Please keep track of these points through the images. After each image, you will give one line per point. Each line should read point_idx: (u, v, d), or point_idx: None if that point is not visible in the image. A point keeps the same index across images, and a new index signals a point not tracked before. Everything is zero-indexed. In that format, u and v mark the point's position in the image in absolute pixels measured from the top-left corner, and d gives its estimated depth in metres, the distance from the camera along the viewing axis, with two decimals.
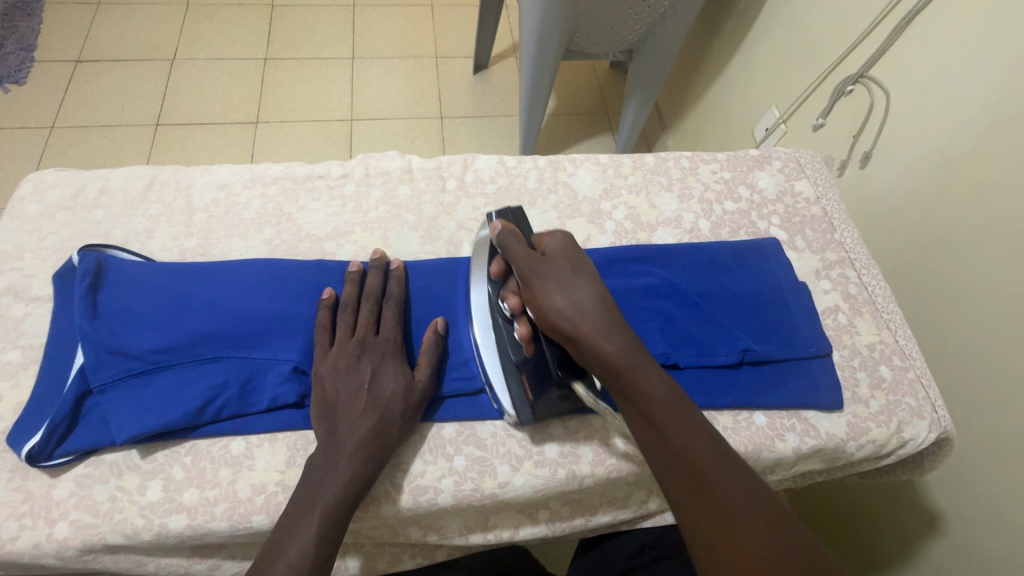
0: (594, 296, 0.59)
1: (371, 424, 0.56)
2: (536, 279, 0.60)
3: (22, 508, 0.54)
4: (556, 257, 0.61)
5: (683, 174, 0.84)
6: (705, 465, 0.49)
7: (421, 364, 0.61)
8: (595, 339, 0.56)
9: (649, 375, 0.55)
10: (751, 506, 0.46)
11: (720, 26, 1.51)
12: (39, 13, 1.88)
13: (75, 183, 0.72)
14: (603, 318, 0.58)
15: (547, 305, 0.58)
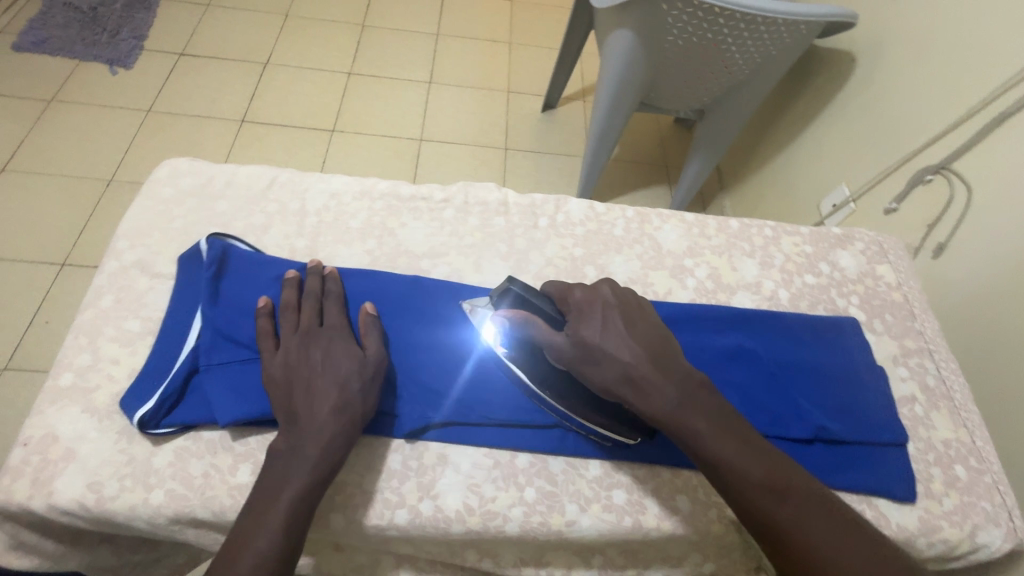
0: (640, 351, 0.57)
1: (333, 402, 0.58)
2: (579, 355, 0.57)
3: (124, 469, 0.57)
4: (585, 317, 0.59)
5: (765, 243, 0.86)
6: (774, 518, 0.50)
7: (370, 343, 0.63)
8: (675, 413, 0.54)
9: (743, 456, 0.52)
10: (831, 560, 0.48)
11: (795, 98, 1.55)
12: (155, 8, 2.04)
13: (206, 174, 0.78)
14: (664, 375, 0.55)
15: (606, 384, 0.56)
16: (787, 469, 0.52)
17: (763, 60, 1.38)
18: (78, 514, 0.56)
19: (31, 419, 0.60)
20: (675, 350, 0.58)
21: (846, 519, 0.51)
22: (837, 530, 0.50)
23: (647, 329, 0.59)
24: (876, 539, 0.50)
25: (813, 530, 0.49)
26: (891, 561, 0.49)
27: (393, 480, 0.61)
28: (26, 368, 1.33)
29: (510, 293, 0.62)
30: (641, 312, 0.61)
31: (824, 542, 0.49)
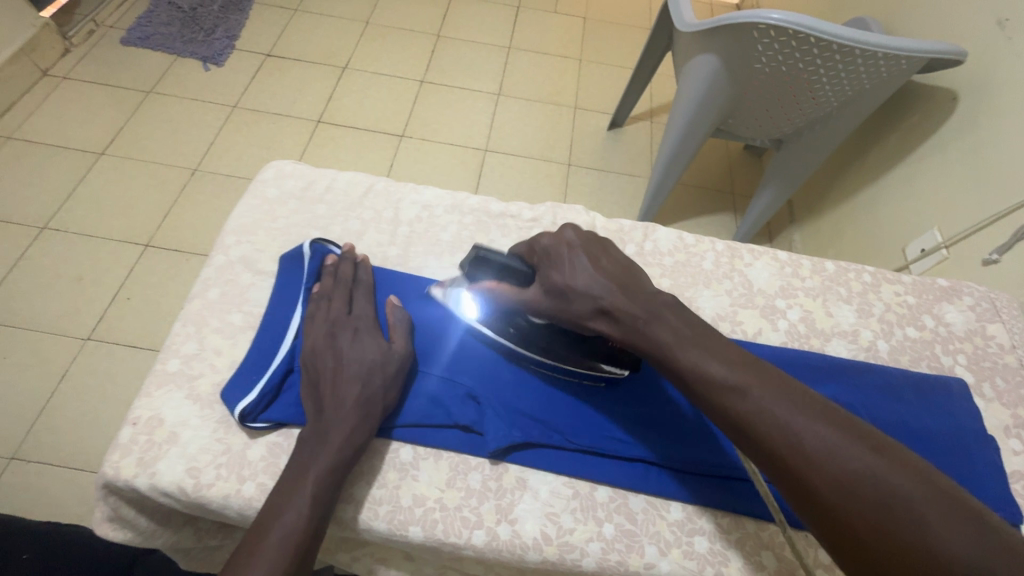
0: (606, 282, 0.57)
1: (358, 392, 0.59)
2: (552, 300, 0.59)
3: (221, 458, 0.60)
4: (550, 261, 0.60)
5: (863, 289, 0.81)
6: (761, 429, 0.47)
7: (397, 336, 0.64)
8: (652, 335, 0.54)
9: (714, 365, 0.51)
10: (821, 462, 0.44)
11: (883, 134, 1.45)
12: (248, 10, 2.11)
13: (308, 178, 0.81)
14: (635, 300, 0.56)
15: (581, 318, 0.58)
16: (783, 381, 0.49)
17: (853, 94, 1.26)
18: (176, 497, 0.58)
19: (139, 400, 0.63)
20: (642, 278, 0.59)
21: (856, 428, 0.46)
22: (845, 440, 0.45)
23: (611, 264, 0.59)
24: (895, 449, 0.45)
25: (797, 435, 0.46)
26: (914, 471, 0.43)
27: (471, 499, 0.60)
28: (107, 342, 1.35)
29: (473, 261, 0.64)
30: (604, 248, 0.61)
31: (827, 457, 0.44)
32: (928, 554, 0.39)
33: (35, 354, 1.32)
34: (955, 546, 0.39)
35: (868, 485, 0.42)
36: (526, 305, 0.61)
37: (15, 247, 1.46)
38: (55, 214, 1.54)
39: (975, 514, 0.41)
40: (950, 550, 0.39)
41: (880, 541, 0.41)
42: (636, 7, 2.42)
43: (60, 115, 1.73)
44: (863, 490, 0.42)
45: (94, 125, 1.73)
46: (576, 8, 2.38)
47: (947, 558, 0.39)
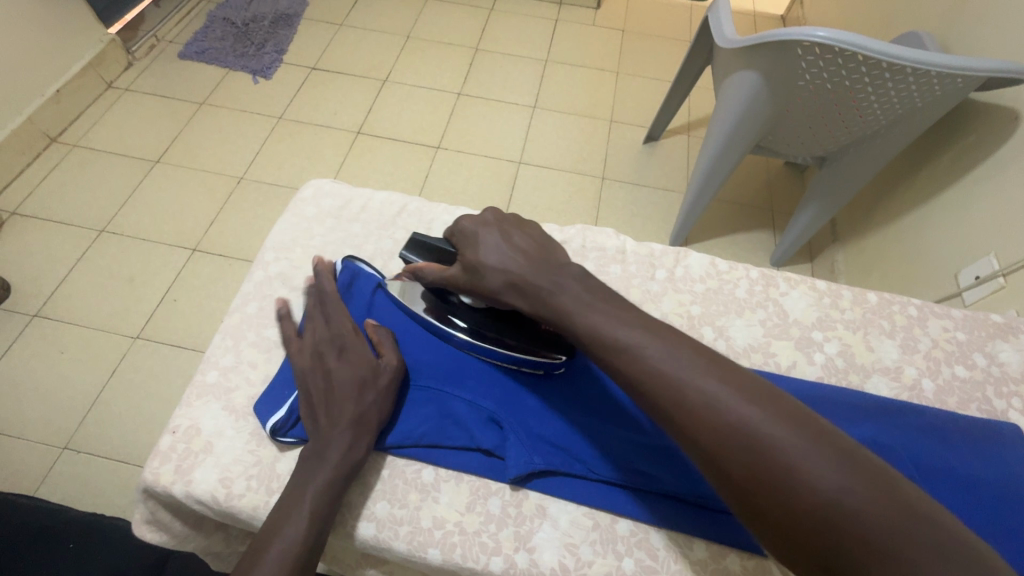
0: (514, 254, 0.59)
1: (353, 410, 0.60)
2: (468, 277, 0.61)
3: (252, 470, 0.62)
4: (464, 239, 0.63)
5: (908, 323, 0.77)
6: (650, 385, 0.47)
7: (386, 350, 0.65)
8: (555, 304, 0.55)
9: (610, 322, 0.52)
10: (712, 420, 0.44)
11: (935, 153, 1.37)
12: (296, 26, 2.20)
13: (344, 197, 0.84)
14: (542, 270, 0.58)
15: (493, 293, 0.60)
16: (678, 339, 0.49)
17: (904, 112, 1.20)
18: (209, 505, 0.61)
19: (179, 409, 0.66)
20: (556, 251, 0.61)
21: (746, 379, 0.46)
22: (733, 395, 0.44)
23: (524, 241, 0.61)
24: (784, 398, 0.45)
25: (686, 394, 0.45)
26: (798, 417, 0.43)
27: (490, 524, 0.61)
28: (154, 341, 1.43)
29: (410, 247, 0.67)
30: (521, 228, 0.63)
31: (713, 411, 0.44)
32: (802, 499, 0.40)
33: (88, 351, 1.40)
34: (828, 488, 0.39)
35: (751, 437, 0.42)
36: (451, 284, 0.63)
37: (75, 249, 1.56)
38: (112, 218, 1.63)
39: (855, 455, 0.41)
40: (823, 493, 0.39)
41: (759, 490, 0.41)
42: (675, 19, 2.39)
43: (120, 125, 1.84)
44: (747, 440, 0.42)
45: (151, 135, 1.84)
46: (614, 21, 2.37)
47: (818, 500, 0.39)
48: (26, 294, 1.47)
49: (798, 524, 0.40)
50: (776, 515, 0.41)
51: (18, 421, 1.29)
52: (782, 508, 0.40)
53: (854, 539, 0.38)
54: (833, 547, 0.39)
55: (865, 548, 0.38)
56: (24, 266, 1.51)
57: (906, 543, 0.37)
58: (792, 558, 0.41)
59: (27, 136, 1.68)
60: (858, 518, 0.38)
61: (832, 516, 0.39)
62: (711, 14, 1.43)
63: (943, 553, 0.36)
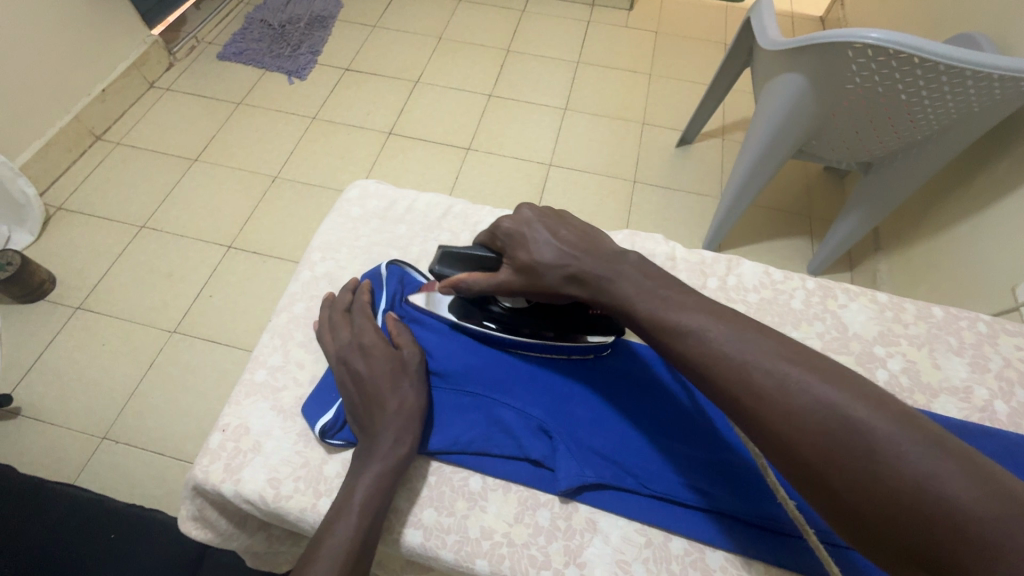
0: (566, 248, 0.58)
1: (391, 403, 0.59)
2: (525, 278, 0.59)
3: (300, 471, 0.62)
4: (511, 239, 0.60)
5: (978, 340, 0.73)
6: (716, 368, 0.45)
7: (404, 339, 0.65)
8: (618, 292, 0.54)
9: (668, 307, 0.50)
10: (784, 403, 0.42)
11: (991, 158, 1.30)
12: (331, 27, 2.23)
13: (390, 198, 0.84)
14: (598, 260, 0.56)
15: (553, 289, 0.58)
16: (740, 322, 0.47)
17: (959, 117, 1.13)
18: (257, 505, 0.60)
19: (228, 407, 0.67)
20: (603, 240, 0.59)
21: (816, 360, 0.44)
22: (807, 376, 0.42)
23: (570, 232, 0.60)
24: (860, 380, 0.42)
25: (753, 378, 0.43)
26: (878, 399, 0.40)
27: (539, 537, 0.59)
28: (190, 335, 1.45)
29: (441, 260, 0.65)
30: (562, 218, 0.62)
31: (783, 392, 0.42)
32: (886, 483, 0.38)
33: (127, 343, 1.43)
34: (916, 471, 0.37)
35: (825, 420, 0.40)
36: (503, 290, 0.61)
37: (117, 244, 1.60)
38: (152, 214, 1.67)
39: (943, 438, 0.38)
40: (911, 478, 0.37)
41: (837, 474, 0.39)
42: (712, 21, 2.35)
43: (162, 124, 1.89)
44: (823, 422, 0.40)
45: (190, 133, 1.88)
46: (648, 22, 2.34)
47: (904, 485, 0.37)
48: (70, 287, 1.51)
49: (882, 510, 0.38)
50: (855, 499, 0.39)
51: (61, 410, 1.33)
52: (863, 493, 0.38)
53: (948, 526, 0.35)
54: (923, 535, 0.36)
55: (963, 536, 0.35)
56: (68, 259, 1.56)
57: (1008, 531, 0.34)
58: (874, 547, 0.39)
59: (74, 134, 1.74)
60: (954, 504, 0.35)
61: (924, 502, 0.36)
62: (755, 16, 1.38)
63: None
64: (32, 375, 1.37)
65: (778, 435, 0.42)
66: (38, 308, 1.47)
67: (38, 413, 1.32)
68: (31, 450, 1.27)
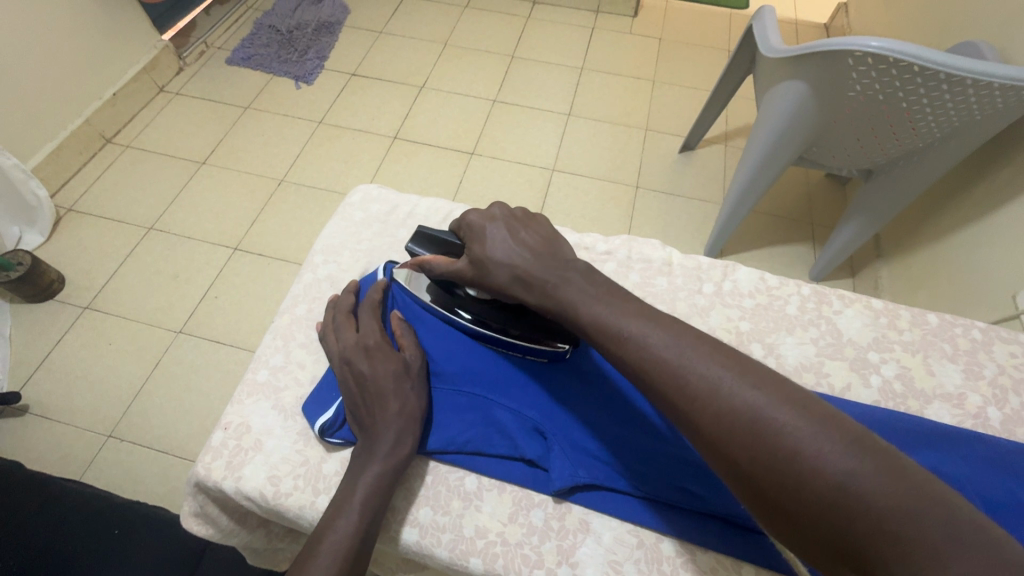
0: (520, 249, 0.59)
1: (392, 405, 0.60)
2: (475, 270, 0.61)
3: (300, 470, 0.63)
4: (471, 232, 0.62)
5: (972, 347, 0.73)
6: (652, 371, 0.47)
7: (407, 342, 0.67)
8: (560, 295, 0.55)
9: (610, 311, 0.51)
10: (717, 406, 0.43)
11: (993, 165, 1.29)
12: (338, 33, 2.26)
13: (391, 203, 0.86)
14: (547, 264, 0.57)
15: (500, 287, 0.59)
16: (680, 328, 0.48)
17: (961, 125, 1.13)
18: (257, 502, 0.62)
19: (231, 406, 0.68)
20: (564, 247, 0.60)
21: (748, 364, 0.45)
22: (737, 380, 0.43)
23: (532, 235, 0.61)
24: (790, 382, 0.43)
25: (686, 381, 0.45)
26: (802, 401, 0.42)
27: (533, 536, 0.60)
28: (196, 336, 1.47)
29: (416, 240, 0.69)
30: (531, 221, 0.62)
31: (712, 396, 0.43)
32: (807, 482, 0.39)
33: (134, 343, 1.45)
34: (833, 471, 0.38)
35: (756, 422, 0.41)
36: (460, 278, 0.64)
37: (125, 246, 1.63)
38: (160, 216, 1.70)
39: (863, 437, 0.39)
40: (828, 476, 0.38)
41: (763, 474, 0.41)
42: (715, 28, 2.36)
43: (171, 127, 1.92)
44: (751, 425, 0.41)
45: (199, 137, 1.90)
46: (652, 29, 2.35)
47: (822, 484, 0.38)
48: (79, 287, 1.54)
49: (803, 507, 0.39)
50: (779, 498, 0.40)
51: (68, 408, 1.35)
52: (785, 493, 0.40)
53: (865, 522, 0.37)
54: (841, 530, 0.38)
55: (877, 532, 0.36)
56: (78, 260, 1.59)
57: (919, 526, 0.36)
58: (800, 542, 0.40)
59: (85, 137, 1.77)
60: (868, 502, 0.37)
61: (841, 500, 0.37)
62: (757, 23, 1.39)
63: (957, 536, 0.35)
64: (41, 373, 1.39)
65: (711, 437, 0.43)
66: (47, 307, 1.49)
67: (46, 410, 1.34)
68: (39, 447, 1.29)
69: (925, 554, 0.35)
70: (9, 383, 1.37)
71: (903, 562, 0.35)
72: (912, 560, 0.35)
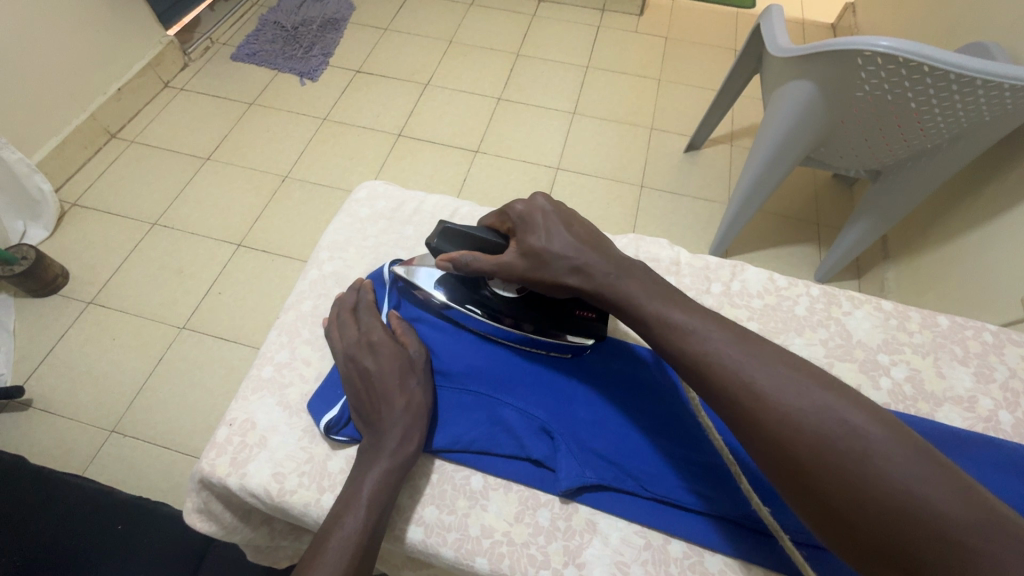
0: (577, 242, 0.59)
1: (399, 402, 0.60)
2: (528, 262, 0.60)
3: (305, 467, 0.63)
4: (523, 224, 0.61)
5: (983, 350, 0.73)
6: (718, 371, 0.47)
7: (409, 338, 0.66)
8: (621, 288, 0.56)
9: (660, 303, 0.54)
10: (782, 408, 0.43)
11: (1003, 166, 1.28)
12: (343, 30, 2.25)
13: (397, 199, 0.85)
14: (608, 259, 0.59)
15: (556, 278, 0.59)
16: (736, 329, 0.50)
17: (970, 126, 1.12)
18: (261, 499, 0.61)
19: (236, 402, 0.68)
20: (609, 241, 0.62)
21: (816, 371, 0.46)
22: (806, 382, 0.44)
23: (582, 227, 0.61)
24: (856, 393, 0.44)
25: (756, 381, 0.45)
26: (872, 410, 0.43)
27: (539, 537, 0.60)
28: (199, 332, 1.47)
29: (439, 235, 0.65)
30: (575, 212, 0.63)
31: (779, 395, 0.44)
32: (873, 487, 0.39)
33: (137, 338, 1.45)
34: (901, 478, 0.39)
35: (821, 426, 0.42)
36: (503, 271, 0.62)
37: (129, 241, 1.63)
38: (164, 212, 1.70)
39: (930, 452, 0.40)
40: (897, 484, 0.39)
41: (827, 476, 0.41)
42: (722, 27, 2.35)
43: (176, 123, 1.92)
44: (817, 425, 0.42)
45: (203, 133, 1.90)
46: (658, 28, 2.34)
47: (890, 490, 0.39)
48: (83, 282, 1.54)
49: (867, 513, 0.39)
50: (841, 502, 0.41)
51: (71, 402, 1.35)
52: (849, 497, 0.40)
53: (931, 532, 0.37)
54: (906, 539, 0.38)
55: (940, 543, 0.37)
56: (81, 255, 1.58)
57: (988, 542, 0.36)
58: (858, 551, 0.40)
59: (90, 132, 1.77)
60: (936, 512, 0.37)
61: (907, 506, 0.38)
62: (764, 22, 1.38)
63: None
64: (44, 367, 1.39)
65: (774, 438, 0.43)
66: (52, 301, 1.49)
67: (49, 405, 1.34)
68: (42, 442, 1.29)
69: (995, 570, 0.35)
70: (13, 378, 1.37)
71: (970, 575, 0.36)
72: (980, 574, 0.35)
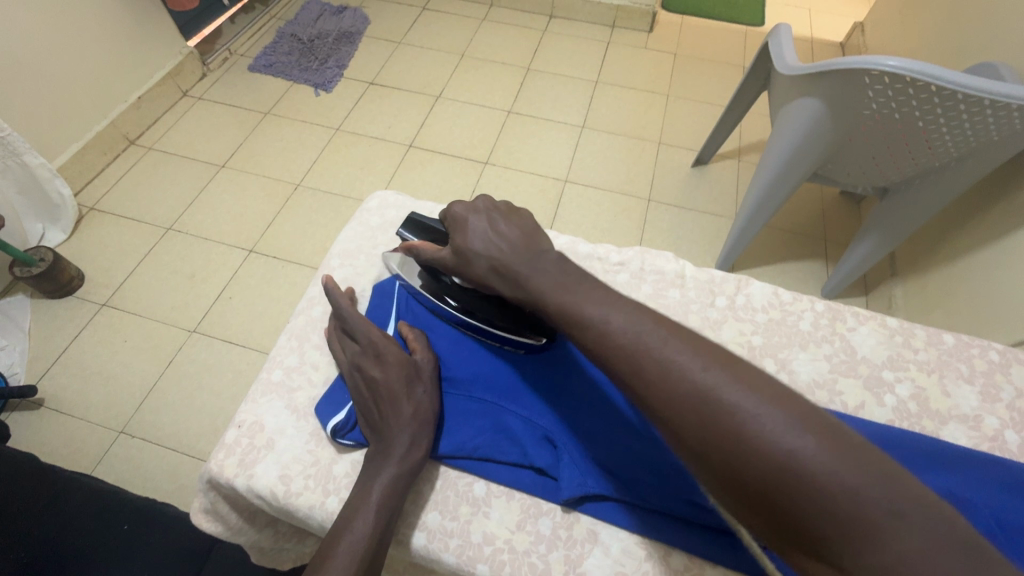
0: (497, 242, 0.59)
1: (406, 410, 0.61)
2: (457, 259, 0.62)
3: (310, 470, 0.64)
4: (455, 223, 0.63)
5: (990, 368, 0.72)
6: (614, 360, 0.47)
7: (417, 346, 0.67)
8: (529, 286, 0.55)
9: (565, 295, 0.53)
10: (670, 390, 0.43)
11: (1010, 185, 1.28)
12: (358, 43, 2.30)
13: (407, 209, 0.87)
14: (521, 255, 0.57)
15: (479, 277, 0.61)
16: (640, 311, 0.49)
17: (979, 145, 1.12)
18: (267, 500, 0.62)
19: (245, 404, 0.69)
20: (542, 239, 0.60)
21: (703, 346, 0.45)
22: (696, 362, 0.43)
23: (514, 227, 0.60)
24: (740, 362, 0.43)
25: (645, 366, 0.45)
26: (751, 378, 0.42)
27: (541, 545, 0.60)
28: (209, 336, 1.49)
29: (406, 227, 0.72)
30: (514, 212, 0.62)
31: (665, 379, 0.44)
32: (750, 463, 0.39)
33: (148, 340, 1.48)
34: (781, 450, 0.38)
35: (705, 403, 0.41)
36: (444, 265, 0.65)
37: (144, 245, 1.66)
38: (178, 218, 1.73)
39: (811, 415, 0.40)
40: (774, 456, 0.38)
41: (710, 452, 0.41)
42: (731, 44, 2.37)
43: (193, 131, 1.96)
44: (699, 406, 0.41)
45: (218, 141, 1.94)
46: (668, 44, 2.37)
47: (766, 462, 0.38)
48: (98, 285, 1.57)
49: (748, 489, 0.39)
50: (726, 481, 0.40)
51: (83, 403, 1.37)
52: (734, 475, 0.40)
53: (809, 501, 0.37)
54: (786, 510, 0.38)
55: (817, 513, 0.36)
56: (97, 259, 1.62)
57: (861, 505, 0.36)
58: (747, 520, 0.41)
59: (110, 138, 1.81)
60: (814, 479, 0.37)
61: (788, 476, 0.37)
62: (773, 41, 1.40)
63: (901, 515, 0.35)
64: (57, 368, 1.41)
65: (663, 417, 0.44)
66: (67, 303, 1.52)
67: (60, 405, 1.36)
68: (51, 442, 1.31)
69: (868, 531, 0.35)
70: (26, 377, 1.40)
71: (846, 539, 0.36)
72: (849, 537, 0.36)
